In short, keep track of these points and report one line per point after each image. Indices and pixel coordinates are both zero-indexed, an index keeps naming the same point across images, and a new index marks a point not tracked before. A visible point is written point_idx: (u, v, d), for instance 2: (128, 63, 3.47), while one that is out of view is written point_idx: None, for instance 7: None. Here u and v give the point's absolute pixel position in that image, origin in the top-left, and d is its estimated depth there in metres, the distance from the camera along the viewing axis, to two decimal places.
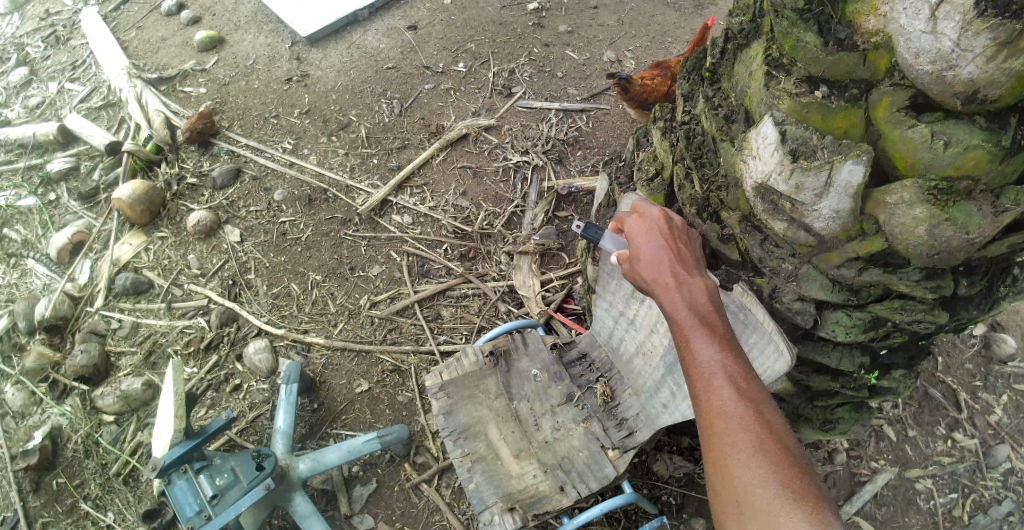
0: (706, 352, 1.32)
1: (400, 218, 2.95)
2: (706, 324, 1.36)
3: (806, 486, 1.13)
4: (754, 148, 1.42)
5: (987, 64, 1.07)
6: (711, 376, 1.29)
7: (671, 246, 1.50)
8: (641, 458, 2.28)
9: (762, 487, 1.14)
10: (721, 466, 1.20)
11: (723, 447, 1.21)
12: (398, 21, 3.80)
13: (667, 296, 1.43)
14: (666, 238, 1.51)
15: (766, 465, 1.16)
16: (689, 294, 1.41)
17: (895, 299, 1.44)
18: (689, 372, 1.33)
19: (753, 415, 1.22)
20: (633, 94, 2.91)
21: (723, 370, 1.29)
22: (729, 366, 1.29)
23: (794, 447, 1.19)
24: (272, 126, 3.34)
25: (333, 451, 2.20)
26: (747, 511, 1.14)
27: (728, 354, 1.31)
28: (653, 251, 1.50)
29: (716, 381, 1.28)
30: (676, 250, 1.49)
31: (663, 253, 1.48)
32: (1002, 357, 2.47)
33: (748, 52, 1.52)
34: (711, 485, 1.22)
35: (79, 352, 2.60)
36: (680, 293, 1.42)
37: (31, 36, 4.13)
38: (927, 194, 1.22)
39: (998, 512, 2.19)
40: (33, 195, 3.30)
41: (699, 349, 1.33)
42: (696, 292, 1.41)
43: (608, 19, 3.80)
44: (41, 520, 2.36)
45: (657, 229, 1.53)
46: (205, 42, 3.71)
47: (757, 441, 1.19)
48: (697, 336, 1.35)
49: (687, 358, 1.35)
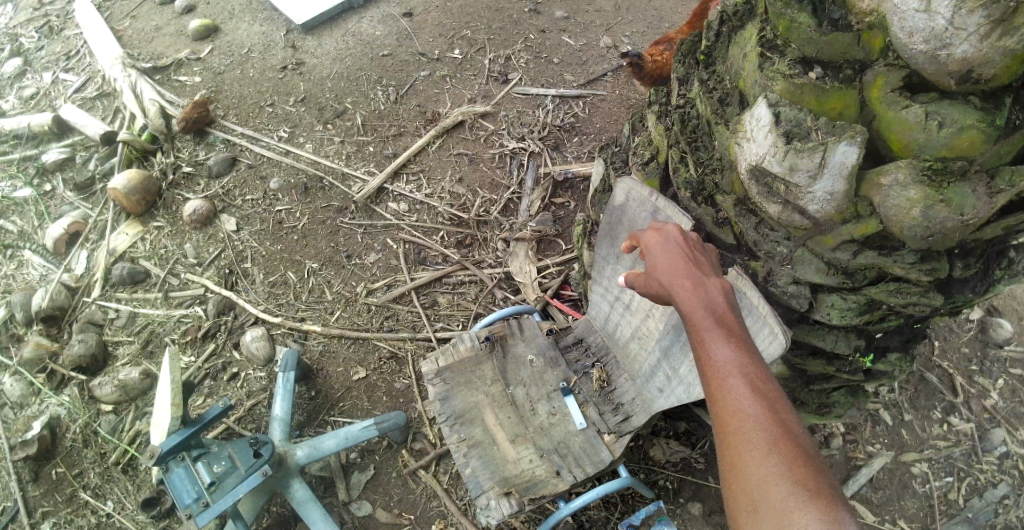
0: (722, 352, 1.29)
1: (395, 206, 2.95)
2: (721, 325, 1.34)
3: (820, 485, 1.11)
4: (749, 130, 1.41)
5: (982, 43, 1.06)
6: (725, 375, 1.26)
7: (687, 251, 1.48)
8: (638, 443, 2.29)
9: (776, 485, 1.12)
10: (735, 465, 1.18)
11: (737, 446, 1.19)
12: (392, 8, 3.77)
13: (682, 297, 1.41)
14: (683, 244, 1.50)
15: (779, 464, 1.14)
16: (706, 296, 1.39)
17: (890, 282, 1.44)
18: (704, 372, 1.31)
19: (768, 414, 1.20)
20: (646, 72, 2.90)
21: (739, 370, 1.26)
22: (744, 365, 1.27)
23: (808, 446, 1.17)
24: (268, 115, 3.33)
25: (331, 438, 2.21)
26: (760, 510, 1.12)
27: (746, 355, 1.28)
28: (669, 256, 1.49)
29: (731, 380, 1.25)
30: (693, 256, 1.48)
31: (680, 257, 1.47)
32: (998, 341, 2.47)
33: (742, 34, 1.51)
34: (725, 485, 1.20)
35: (76, 342, 2.61)
36: (696, 294, 1.40)
37: (25, 26, 4.11)
38: (922, 175, 1.21)
39: (993, 495, 2.20)
40: (29, 186, 3.29)
41: (714, 348, 1.31)
42: (712, 294, 1.39)
43: (605, 4, 3.77)
44: (40, 510, 2.37)
45: (674, 236, 1.52)
46: (199, 30, 3.70)
47: (772, 441, 1.16)
48: (713, 336, 1.32)
49: (702, 357, 1.32)
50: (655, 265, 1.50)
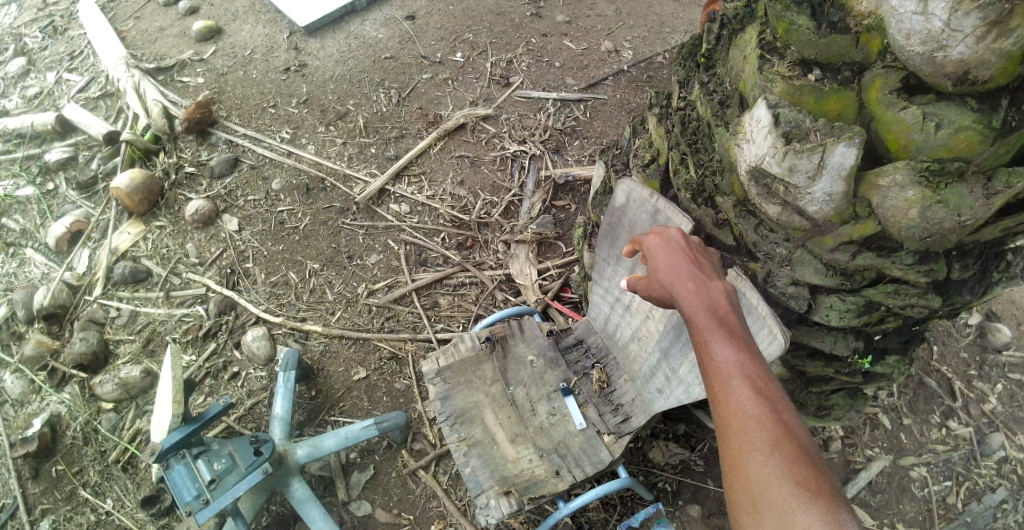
0: (723, 353, 1.30)
1: (397, 207, 2.96)
2: (722, 325, 1.34)
3: (822, 486, 1.12)
4: (748, 132, 1.42)
5: (978, 44, 1.08)
6: (727, 376, 1.27)
7: (689, 252, 1.49)
8: (638, 445, 2.30)
9: (777, 486, 1.13)
10: (737, 465, 1.19)
11: (740, 447, 1.20)
12: (395, 11, 3.79)
13: (685, 298, 1.41)
14: (684, 246, 1.50)
15: (781, 465, 1.14)
16: (707, 297, 1.39)
17: (889, 283, 1.45)
18: (705, 374, 1.31)
19: (768, 414, 1.21)
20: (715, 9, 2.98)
21: (740, 371, 1.27)
22: (746, 365, 1.27)
23: (811, 446, 1.18)
24: (271, 116, 3.34)
25: (331, 437, 2.22)
26: (762, 511, 1.13)
27: (746, 355, 1.29)
28: (671, 257, 1.49)
29: (733, 381, 1.26)
30: (694, 257, 1.48)
31: (681, 258, 1.47)
32: (997, 346, 2.48)
33: (742, 36, 1.52)
34: (727, 485, 1.21)
35: (78, 340, 2.62)
36: (698, 295, 1.40)
37: (29, 26, 4.13)
38: (920, 176, 1.23)
39: (992, 499, 2.20)
40: (32, 185, 3.31)
41: (716, 349, 1.31)
42: (714, 294, 1.39)
43: (606, 9, 3.79)
44: (40, 507, 2.37)
45: (675, 238, 1.53)
46: (203, 32, 3.72)
47: (774, 441, 1.17)
48: (713, 336, 1.32)
49: (703, 358, 1.33)
50: (657, 266, 1.51)
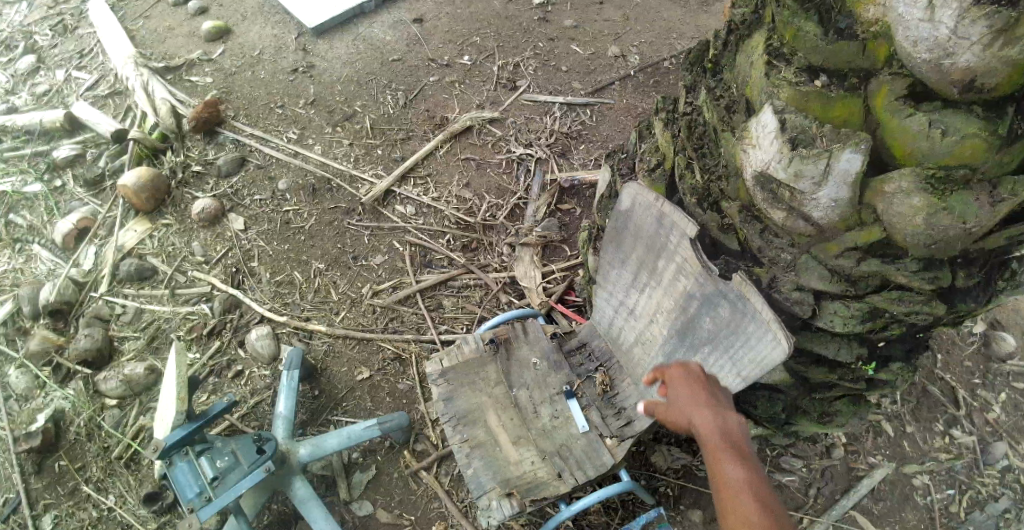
0: (735, 472, 1.36)
1: (402, 209, 2.97)
2: (735, 449, 1.42)
3: None
4: (754, 137, 1.43)
5: (984, 52, 1.08)
6: (738, 493, 1.32)
7: (705, 382, 1.58)
8: (640, 449, 2.30)
9: None
10: None
11: None
12: (403, 14, 3.81)
13: (701, 422, 1.49)
14: (701, 375, 1.60)
15: None
16: (722, 423, 1.48)
17: (893, 290, 1.46)
18: (718, 493, 1.35)
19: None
20: None
21: (752, 490, 1.31)
22: (756, 486, 1.32)
23: None
24: (278, 116, 3.36)
25: (333, 436, 2.23)
26: None
27: (758, 480, 1.34)
28: (689, 385, 1.58)
29: (743, 498, 1.30)
30: (710, 387, 1.57)
31: (698, 386, 1.57)
32: (1001, 355, 2.48)
33: (749, 42, 1.53)
34: None
35: (83, 336, 2.63)
36: (712, 421, 1.49)
37: (39, 24, 4.16)
38: (925, 184, 1.23)
39: (994, 508, 2.19)
40: (39, 181, 3.33)
41: (728, 469, 1.37)
42: (729, 422, 1.47)
43: (613, 14, 3.80)
44: (43, 502, 2.38)
45: (694, 368, 1.62)
46: (212, 32, 3.74)
47: None
48: (727, 457, 1.39)
49: (715, 477, 1.38)
50: (674, 389, 1.60)
